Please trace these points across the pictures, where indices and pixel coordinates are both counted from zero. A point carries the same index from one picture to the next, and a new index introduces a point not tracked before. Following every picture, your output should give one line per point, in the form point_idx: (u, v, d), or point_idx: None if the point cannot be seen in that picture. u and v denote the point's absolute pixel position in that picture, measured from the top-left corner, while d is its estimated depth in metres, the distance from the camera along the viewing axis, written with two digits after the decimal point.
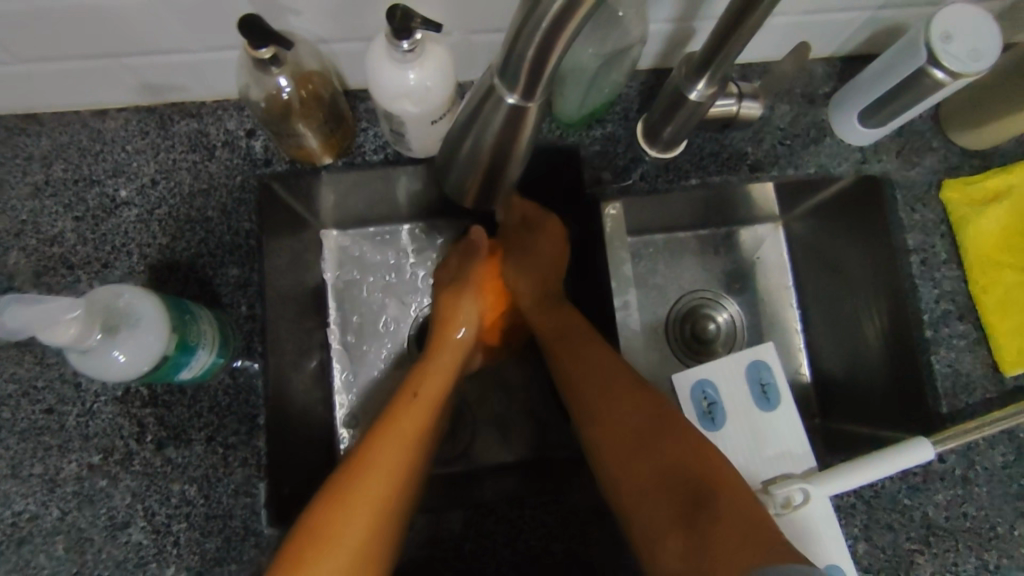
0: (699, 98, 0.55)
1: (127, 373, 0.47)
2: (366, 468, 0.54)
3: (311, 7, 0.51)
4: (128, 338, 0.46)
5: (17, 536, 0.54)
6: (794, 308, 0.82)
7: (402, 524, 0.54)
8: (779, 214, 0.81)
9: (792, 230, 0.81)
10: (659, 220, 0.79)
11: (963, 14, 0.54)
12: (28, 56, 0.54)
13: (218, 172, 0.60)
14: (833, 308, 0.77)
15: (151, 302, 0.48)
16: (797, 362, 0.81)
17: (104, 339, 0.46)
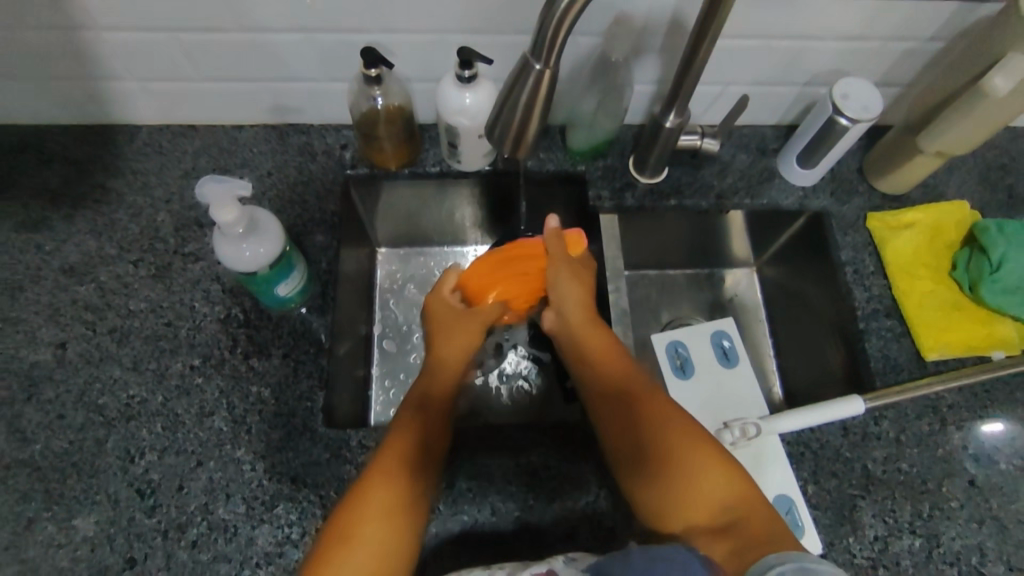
0: (672, 123, 0.76)
1: (250, 264, 0.65)
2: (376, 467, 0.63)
3: (404, 52, 0.75)
4: (257, 239, 0.65)
5: (128, 413, 0.69)
6: (767, 336, 0.96)
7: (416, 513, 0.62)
8: (752, 259, 0.99)
9: (764, 274, 0.99)
10: (653, 256, 0.97)
11: (856, 82, 0.77)
12: (201, 79, 0.77)
13: (317, 170, 0.82)
14: (798, 333, 0.91)
15: (277, 222, 0.67)
16: (771, 383, 0.93)
17: (244, 235, 0.64)
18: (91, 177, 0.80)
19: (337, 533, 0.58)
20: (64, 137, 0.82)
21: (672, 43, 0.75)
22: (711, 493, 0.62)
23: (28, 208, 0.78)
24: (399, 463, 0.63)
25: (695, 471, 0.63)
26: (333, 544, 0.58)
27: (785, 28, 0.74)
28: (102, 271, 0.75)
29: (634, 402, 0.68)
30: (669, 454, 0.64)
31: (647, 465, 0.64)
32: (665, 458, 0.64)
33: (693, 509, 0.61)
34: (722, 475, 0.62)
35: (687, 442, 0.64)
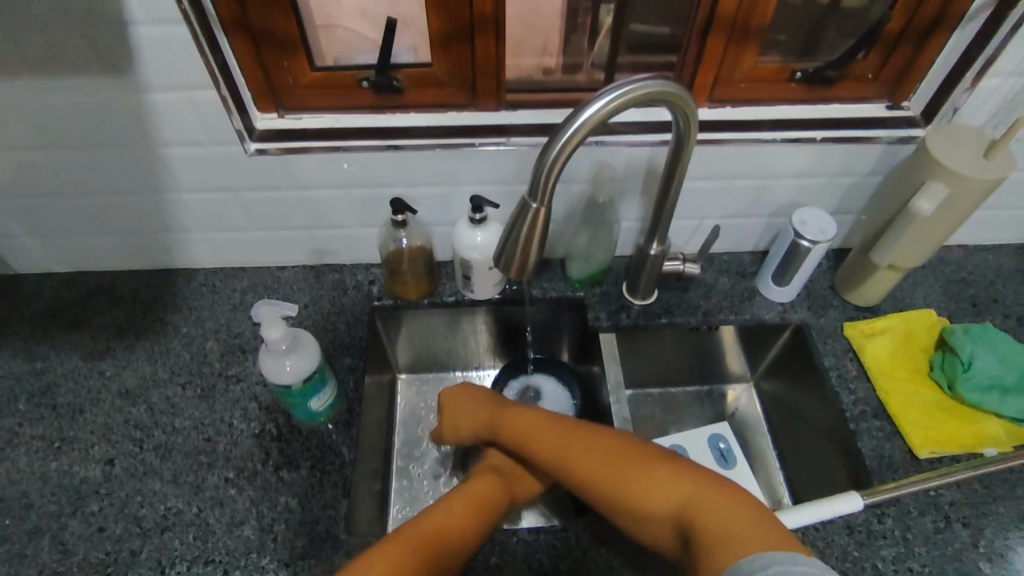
0: (656, 250, 0.87)
1: (288, 377, 0.74)
2: None
3: (426, 201, 0.90)
4: (297, 355, 0.74)
5: (163, 525, 0.73)
6: (770, 448, 0.99)
7: None
8: (749, 374, 1.05)
9: (761, 388, 1.05)
10: (653, 374, 1.04)
11: (810, 212, 0.89)
12: (256, 229, 0.92)
13: (348, 302, 0.94)
14: (798, 443, 0.95)
15: (314, 341, 0.77)
16: (779, 492, 0.94)
17: (285, 350, 0.74)
18: (152, 313, 0.93)
19: None
20: (135, 282, 0.96)
21: (649, 186, 0.90)
22: (662, 505, 0.59)
23: (96, 340, 0.90)
24: None
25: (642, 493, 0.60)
26: None
27: (743, 170, 0.89)
28: (153, 393, 0.84)
29: (590, 470, 0.65)
30: (622, 492, 0.62)
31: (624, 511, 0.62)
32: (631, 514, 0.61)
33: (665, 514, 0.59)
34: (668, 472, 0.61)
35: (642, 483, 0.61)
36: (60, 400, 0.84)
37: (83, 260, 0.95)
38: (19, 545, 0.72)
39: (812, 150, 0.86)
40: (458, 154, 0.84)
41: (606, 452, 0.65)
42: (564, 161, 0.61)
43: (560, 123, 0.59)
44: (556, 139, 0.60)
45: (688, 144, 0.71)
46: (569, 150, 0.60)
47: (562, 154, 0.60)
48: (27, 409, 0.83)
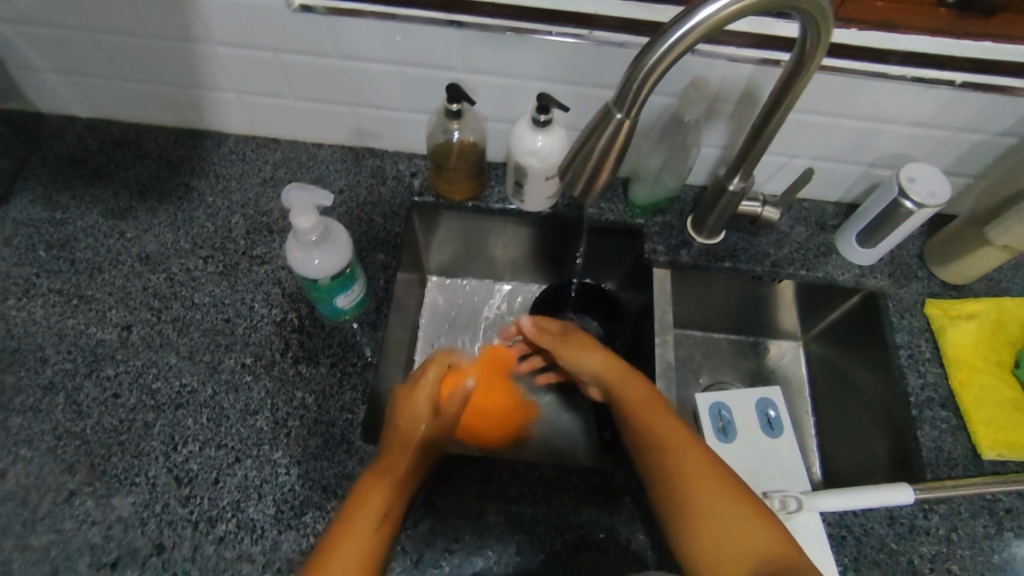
0: (737, 188, 0.76)
1: (316, 271, 0.67)
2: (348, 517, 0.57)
3: (485, 92, 0.79)
4: (327, 247, 0.68)
5: (177, 401, 0.71)
6: (810, 414, 0.94)
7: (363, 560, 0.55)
8: (800, 334, 0.98)
9: (810, 350, 0.97)
10: (698, 318, 0.98)
11: (924, 168, 0.76)
12: (295, 98, 0.83)
13: (387, 193, 0.86)
14: (841, 415, 0.89)
15: (346, 236, 0.70)
16: (810, 461, 0.90)
17: (315, 241, 0.67)
18: (178, 176, 0.86)
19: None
20: (162, 139, 0.89)
21: (742, 112, 0.78)
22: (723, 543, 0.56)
23: (118, 197, 0.84)
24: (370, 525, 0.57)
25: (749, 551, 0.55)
26: None
27: (856, 108, 0.76)
28: (174, 263, 0.80)
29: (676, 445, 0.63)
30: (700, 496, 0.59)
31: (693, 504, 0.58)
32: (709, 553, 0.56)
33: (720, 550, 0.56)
34: (767, 532, 0.56)
35: (738, 538, 0.56)
36: (79, 255, 0.80)
37: (108, 106, 0.88)
38: (35, 399, 0.70)
39: (946, 96, 0.72)
40: (530, 43, 0.72)
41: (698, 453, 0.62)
42: (666, 69, 0.50)
43: (671, 21, 0.47)
44: (661, 41, 0.48)
45: (807, 77, 0.59)
46: (676, 55, 0.49)
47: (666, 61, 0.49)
48: (45, 260, 0.79)
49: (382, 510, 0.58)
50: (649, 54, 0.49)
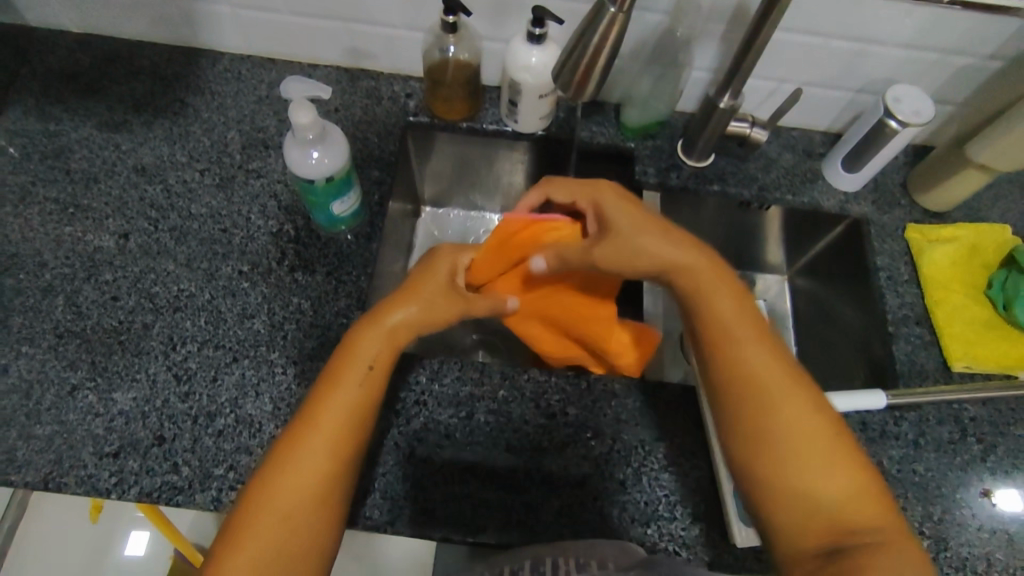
0: (726, 106, 0.77)
1: (313, 171, 0.69)
2: (292, 460, 0.54)
3: (480, 8, 0.79)
4: (325, 147, 0.69)
5: (175, 304, 0.73)
6: (793, 343, 0.98)
7: (298, 508, 0.52)
8: (785, 268, 1.01)
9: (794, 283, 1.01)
10: None
11: (910, 89, 0.78)
12: (289, 12, 0.83)
13: (382, 113, 0.87)
14: (821, 342, 0.93)
15: (343, 138, 0.71)
16: None
17: (312, 140, 0.68)
18: (173, 92, 0.86)
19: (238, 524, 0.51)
20: (155, 55, 0.88)
21: (734, 33, 0.78)
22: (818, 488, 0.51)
23: (112, 111, 0.84)
24: (314, 474, 0.53)
25: (812, 467, 0.52)
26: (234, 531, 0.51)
27: (846, 29, 0.77)
28: (170, 174, 0.80)
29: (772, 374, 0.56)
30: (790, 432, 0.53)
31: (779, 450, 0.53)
32: (767, 450, 0.54)
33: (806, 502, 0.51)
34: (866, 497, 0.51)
35: (811, 458, 0.52)
36: (73, 166, 0.80)
37: (99, 20, 0.87)
38: (35, 300, 0.72)
39: (934, 14, 0.74)
40: None
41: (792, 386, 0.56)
42: None
43: None
44: None
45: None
46: None
47: None
48: (40, 170, 0.80)
49: (329, 459, 0.54)
50: None
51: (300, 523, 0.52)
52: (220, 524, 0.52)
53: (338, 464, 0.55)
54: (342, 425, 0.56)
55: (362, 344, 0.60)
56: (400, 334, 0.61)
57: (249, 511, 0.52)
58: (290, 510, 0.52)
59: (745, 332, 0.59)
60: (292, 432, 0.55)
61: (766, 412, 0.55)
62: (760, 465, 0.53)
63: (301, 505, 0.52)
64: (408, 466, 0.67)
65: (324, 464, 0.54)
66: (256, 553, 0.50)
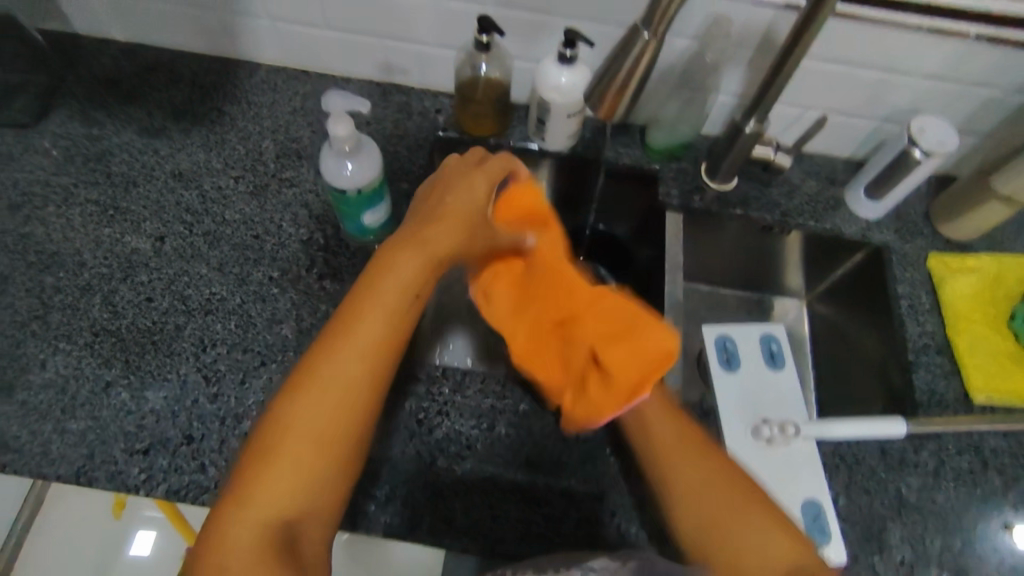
0: (751, 130, 0.78)
1: (348, 181, 0.71)
2: (320, 377, 0.53)
3: (513, 30, 0.82)
4: (360, 158, 0.71)
5: (207, 307, 0.74)
6: (810, 368, 0.98)
7: (337, 421, 0.52)
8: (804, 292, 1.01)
9: (813, 308, 1.01)
10: (707, 271, 1.01)
11: (934, 120, 0.78)
12: (327, 28, 0.85)
13: (412, 127, 0.89)
14: (839, 368, 0.93)
15: (377, 150, 0.73)
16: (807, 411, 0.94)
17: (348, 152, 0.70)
18: (211, 100, 0.89)
19: (266, 439, 0.51)
20: (195, 64, 0.91)
21: (761, 60, 0.80)
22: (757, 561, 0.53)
23: (152, 117, 0.87)
24: (342, 391, 0.53)
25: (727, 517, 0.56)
26: (261, 443, 0.51)
27: (873, 58, 0.78)
28: (206, 180, 0.83)
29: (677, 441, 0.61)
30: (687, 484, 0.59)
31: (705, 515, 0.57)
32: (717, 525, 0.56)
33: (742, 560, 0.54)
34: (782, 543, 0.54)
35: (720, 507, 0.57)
36: (114, 169, 0.83)
37: (143, 30, 0.90)
38: (74, 298, 0.74)
39: (962, 47, 0.75)
40: None
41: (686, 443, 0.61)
42: None
43: None
44: None
45: (823, 16, 0.62)
46: None
47: None
48: (83, 172, 0.82)
49: (362, 371, 0.54)
50: None
51: (335, 443, 0.52)
52: (252, 436, 0.52)
53: (366, 386, 0.54)
54: (372, 347, 0.55)
55: (402, 268, 0.58)
56: (440, 255, 0.60)
57: (285, 423, 0.52)
58: (326, 429, 0.52)
59: (661, 408, 0.64)
60: (324, 348, 0.55)
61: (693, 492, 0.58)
62: (706, 509, 0.57)
63: (337, 423, 0.52)
64: (428, 476, 0.67)
65: (360, 381, 0.54)
66: (294, 467, 0.50)
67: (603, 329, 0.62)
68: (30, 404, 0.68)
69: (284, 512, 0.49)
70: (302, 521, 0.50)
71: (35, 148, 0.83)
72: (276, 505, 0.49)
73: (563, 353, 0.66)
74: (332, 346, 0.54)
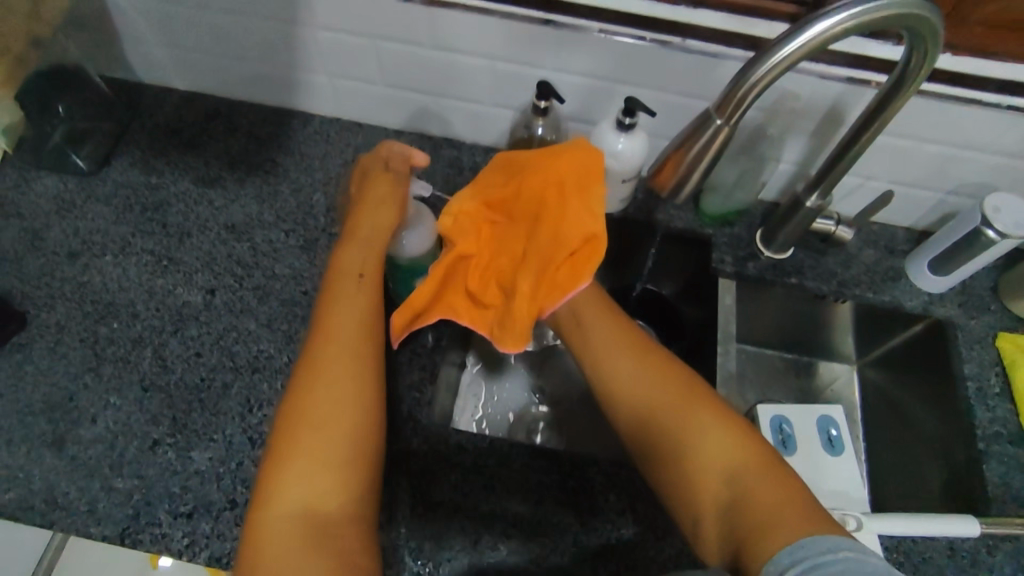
0: (813, 204, 0.76)
1: (404, 251, 0.71)
2: (316, 368, 0.54)
3: (570, 92, 0.81)
4: (416, 227, 0.71)
5: (255, 365, 0.74)
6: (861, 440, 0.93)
7: (347, 408, 0.53)
8: (854, 357, 0.97)
9: (864, 375, 0.97)
10: (755, 334, 0.98)
11: (1010, 199, 0.75)
12: (384, 84, 0.86)
13: (462, 184, 0.89)
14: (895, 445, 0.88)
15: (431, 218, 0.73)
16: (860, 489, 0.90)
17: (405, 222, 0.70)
18: (266, 151, 0.90)
19: (283, 444, 0.51)
20: (251, 115, 0.92)
21: (826, 130, 0.77)
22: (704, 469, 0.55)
23: (209, 166, 0.88)
24: (342, 369, 0.54)
25: (677, 427, 0.58)
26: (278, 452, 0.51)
27: (945, 133, 0.75)
28: (258, 233, 0.83)
29: (627, 360, 0.63)
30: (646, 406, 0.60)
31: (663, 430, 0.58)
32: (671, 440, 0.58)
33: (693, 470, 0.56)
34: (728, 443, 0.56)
35: (673, 421, 0.58)
36: (170, 220, 0.84)
37: (204, 80, 0.91)
38: (125, 350, 0.74)
39: None
40: (621, 45, 0.73)
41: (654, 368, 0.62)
42: (768, 83, 0.51)
43: (772, 41, 0.48)
44: (763, 60, 0.49)
45: (903, 101, 0.59)
46: (772, 75, 0.50)
47: (765, 77, 0.50)
48: (140, 221, 0.83)
49: (352, 342, 0.56)
50: (753, 71, 0.50)
51: (346, 421, 0.52)
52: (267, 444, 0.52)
53: (362, 359, 0.56)
54: (358, 331, 0.57)
55: (345, 264, 0.63)
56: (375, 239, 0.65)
57: (292, 417, 0.52)
58: (346, 417, 0.52)
59: (613, 337, 0.65)
60: (314, 351, 0.56)
61: (665, 423, 0.58)
62: (665, 430, 0.58)
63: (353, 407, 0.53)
64: (472, 555, 0.65)
65: (354, 356, 0.56)
66: (308, 452, 0.50)
67: (549, 223, 0.68)
68: (78, 459, 0.68)
69: (311, 497, 0.49)
70: (331, 507, 0.49)
71: (96, 196, 0.85)
72: (301, 496, 0.49)
73: (510, 251, 0.71)
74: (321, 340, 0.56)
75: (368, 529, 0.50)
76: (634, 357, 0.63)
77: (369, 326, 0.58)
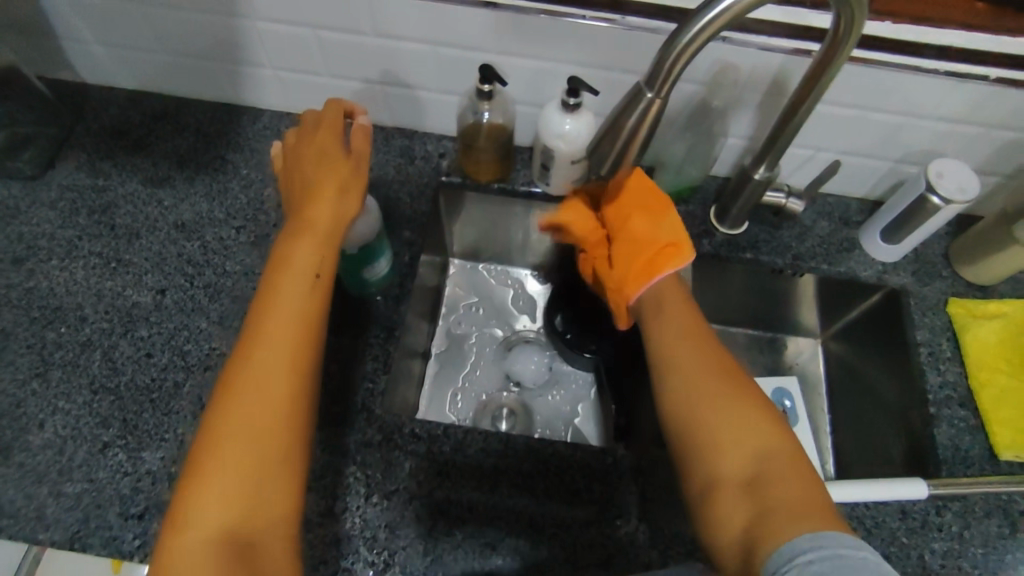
0: (761, 176, 0.76)
1: (351, 237, 0.70)
2: (248, 371, 0.52)
3: (516, 76, 0.81)
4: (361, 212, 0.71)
5: (206, 363, 0.73)
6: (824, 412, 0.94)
7: (274, 417, 0.52)
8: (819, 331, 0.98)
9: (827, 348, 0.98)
10: (718, 311, 0.98)
11: (952, 164, 0.76)
12: (331, 75, 0.85)
13: (415, 173, 0.88)
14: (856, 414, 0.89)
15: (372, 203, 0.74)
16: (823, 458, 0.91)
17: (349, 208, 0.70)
18: (215, 148, 0.88)
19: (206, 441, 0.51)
20: (199, 113, 0.91)
21: (771, 104, 0.78)
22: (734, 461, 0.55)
23: (156, 166, 0.87)
24: (273, 378, 0.52)
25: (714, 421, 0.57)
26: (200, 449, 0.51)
27: (887, 102, 0.75)
28: (208, 231, 0.82)
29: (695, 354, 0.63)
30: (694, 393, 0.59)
31: (705, 416, 0.58)
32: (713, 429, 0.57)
33: (726, 455, 0.55)
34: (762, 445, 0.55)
35: (714, 409, 0.58)
36: (118, 221, 0.83)
37: (149, 79, 0.90)
38: (73, 355, 0.74)
39: (980, 92, 0.72)
40: (561, 25, 0.73)
41: (719, 368, 0.61)
42: (694, 53, 0.51)
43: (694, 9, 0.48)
44: (686, 28, 0.49)
45: (834, 68, 0.59)
46: (698, 43, 0.50)
47: (689, 45, 0.50)
48: (86, 224, 0.82)
49: (286, 352, 0.54)
50: (678, 41, 0.50)
51: (280, 428, 0.52)
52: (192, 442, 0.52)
53: (297, 368, 0.54)
54: (296, 339, 0.54)
55: (297, 255, 0.58)
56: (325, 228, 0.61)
57: (216, 427, 0.51)
58: (270, 426, 0.51)
59: (687, 330, 0.65)
60: (249, 353, 0.53)
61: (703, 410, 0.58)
62: (711, 419, 0.57)
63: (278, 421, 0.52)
64: (429, 542, 0.66)
65: (290, 366, 0.53)
66: (228, 452, 0.50)
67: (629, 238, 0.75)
68: (27, 466, 0.68)
69: (235, 496, 0.49)
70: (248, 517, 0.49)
71: (41, 201, 0.84)
72: (221, 503, 0.49)
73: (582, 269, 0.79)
74: (257, 341, 0.54)
75: (290, 539, 0.51)
76: (694, 350, 0.63)
77: (306, 333, 0.55)
